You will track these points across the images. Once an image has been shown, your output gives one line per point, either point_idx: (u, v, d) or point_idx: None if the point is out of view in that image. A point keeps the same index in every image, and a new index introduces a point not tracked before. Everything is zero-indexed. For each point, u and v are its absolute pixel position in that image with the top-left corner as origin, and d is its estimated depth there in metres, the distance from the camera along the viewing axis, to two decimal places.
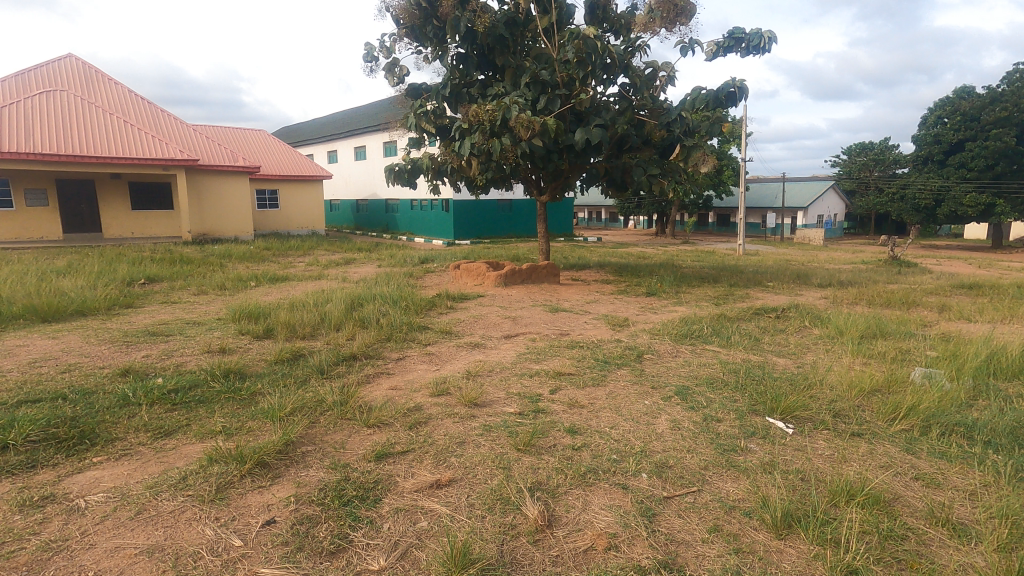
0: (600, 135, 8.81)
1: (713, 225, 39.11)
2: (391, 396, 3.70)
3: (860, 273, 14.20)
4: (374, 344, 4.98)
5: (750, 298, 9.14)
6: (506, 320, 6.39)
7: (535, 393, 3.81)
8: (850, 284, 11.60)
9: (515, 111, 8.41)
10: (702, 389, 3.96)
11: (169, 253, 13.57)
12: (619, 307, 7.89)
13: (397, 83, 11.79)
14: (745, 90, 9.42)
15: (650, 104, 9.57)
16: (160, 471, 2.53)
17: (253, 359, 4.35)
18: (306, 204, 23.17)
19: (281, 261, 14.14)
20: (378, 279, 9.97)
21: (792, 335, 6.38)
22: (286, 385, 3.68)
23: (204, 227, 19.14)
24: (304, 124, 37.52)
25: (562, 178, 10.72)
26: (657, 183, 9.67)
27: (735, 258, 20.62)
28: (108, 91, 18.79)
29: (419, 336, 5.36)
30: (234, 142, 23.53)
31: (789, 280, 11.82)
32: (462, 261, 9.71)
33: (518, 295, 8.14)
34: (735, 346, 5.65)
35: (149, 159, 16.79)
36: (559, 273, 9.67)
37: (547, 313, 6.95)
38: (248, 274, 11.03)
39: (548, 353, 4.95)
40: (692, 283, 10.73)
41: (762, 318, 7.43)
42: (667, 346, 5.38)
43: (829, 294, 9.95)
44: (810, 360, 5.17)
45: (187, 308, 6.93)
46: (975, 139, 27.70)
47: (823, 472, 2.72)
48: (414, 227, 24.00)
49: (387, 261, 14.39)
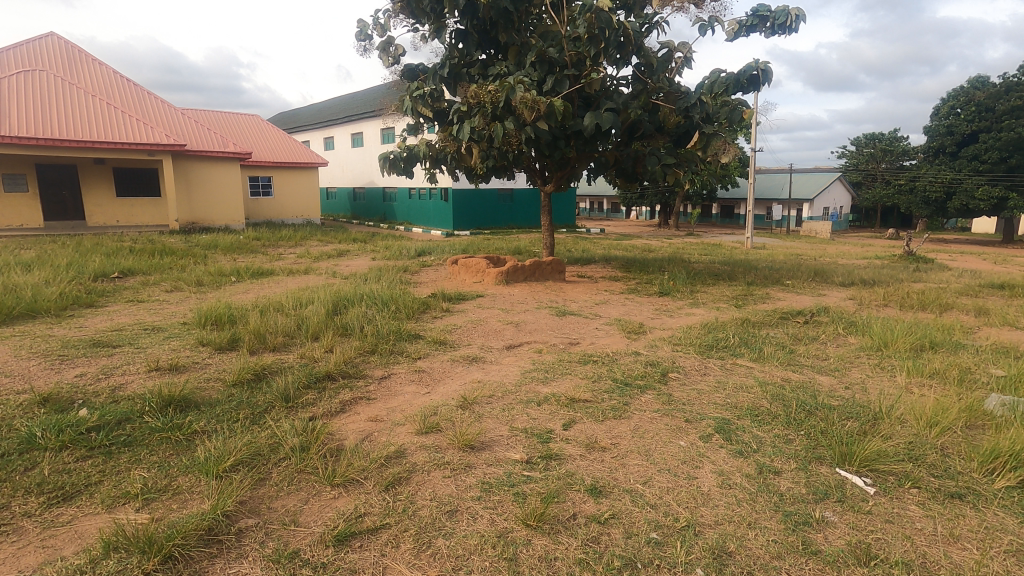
0: (611, 120, 8.08)
1: (717, 217, 38.43)
2: (367, 433, 3.02)
3: (880, 271, 13.45)
4: (356, 358, 4.30)
5: (772, 300, 8.42)
6: (508, 327, 5.67)
7: (545, 429, 3.12)
8: (875, 282, 10.86)
9: (519, 91, 7.65)
10: (746, 422, 3.28)
11: (152, 243, 12.86)
12: (632, 309, 7.17)
13: (393, 63, 11.00)
14: (769, 73, 8.77)
15: (667, 87, 8.75)
16: (35, 565, 1.84)
17: (208, 379, 3.65)
18: (300, 192, 22.39)
19: (270, 253, 13.43)
20: (370, 275, 9.25)
21: (828, 346, 5.69)
22: (238, 420, 2.99)
23: (194, 215, 18.39)
24: (302, 109, 36.67)
25: (568, 167, 9.97)
26: (672, 173, 8.88)
27: (744, 252, 19.85)
28: (92, 72, 17.92)
29: (407, 348, 4.65)
30: (225, 126, 22.69)
31: (809, 278, 11.10)
32: (460, 255, 9.00)
33: (521, 295, 7.43)
34: (770, 360, 4.95)
35: (134, 144, 16.00)
36: (566, 270, 8.96)
37: (554, 318, 6.24)
38: (231, 266, 10.33)
39: (557, 371, 4.25)
40: (707, 281, 10.02)
41: (790, 324, 6.73)
42: (694, 361, 4.67)
43: (857, 295, 9.22)
44: (859, 381, 4.46)
45: (153, 309, 6.24)
46: (989, 130, 26.87)
47: (935, 562, 2.03)
48: (412, 217, 23.25)
49: (382, 253, 13.67)
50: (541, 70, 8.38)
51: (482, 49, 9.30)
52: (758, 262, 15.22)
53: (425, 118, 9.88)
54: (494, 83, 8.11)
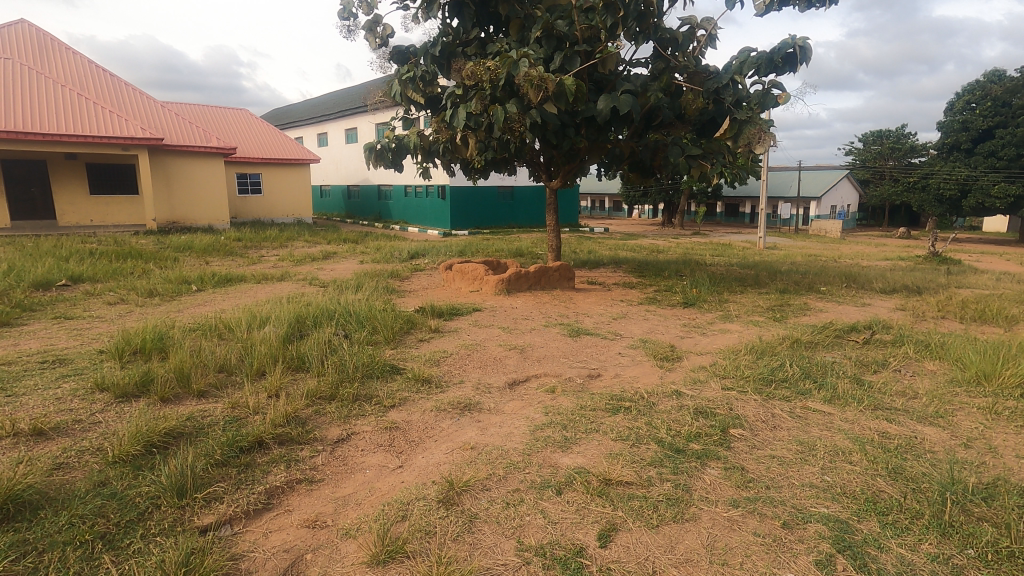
0: (629, 104, 6.99)
1: (722, 215, 37.31)
2: (292, 565, 1.93)
3: (913, 274, 12.37)
4: (308, 408, 3.19)
5: (812, 312, 7.32)
6: (511, 354, 4.54)
7: (574, 547, 2.03)
8: (917, 288, 9.75)
9: (523, 67, 6.56)
10: (875, 528, 2.18)
11: (118, 245, 11.75)
12: (657, 326, 6.05)
13: (380, 45, 9.88)
14: (807, 50, 7.72)
15: (692, 66, 7.61)
16: None
17: (82, 453, 2.53)
18: (291, 189, 21.27)
19: (249, 255, 12.33)
20: (352, 282, 8.17)
21: (906, 378, 4.58)
22: (81, 549, 1.86)
23: (174, 214, 17.27)
24: (295, 106, 35.62)
25: (576, 159, 8.85)
26: (697, 167, 7.68)
27: (756, 253, 18.67)
28: (65, 61, 16.81)
29: (379, 391, 3.52)
30: (210, 120, 21.52)
31: (843, 284, 10.02)
32: (455, 259, 7.86)
33: (525, 308, 6.34)
34: (849, 403, 3.83)
35: (106, 138, 14.87)
36: (575, 276, 7.85)
37: (567, 340, 5.11)
38: (198, 271, 9.19)
39: (579, 425, 3.14)
40: (733, 288, 8.93)
41: (846, 346, 5.60)
42: (756, 408, 3.56)
43: (905, 305, 8.10)
44: (979, 437, 3.35)
45: (79, 328, 5.13)
46: (1005, 126, 25.74)
47: None
48: (408, 215, 22.19)
49: (372, 256, 12.61)
50: (547, 46, 7.24)
51: (480, 26, 8.22)
52: (777, 264, 14.13)
53: (416, 105, 8.76)
54: (494, 60, 7.01)
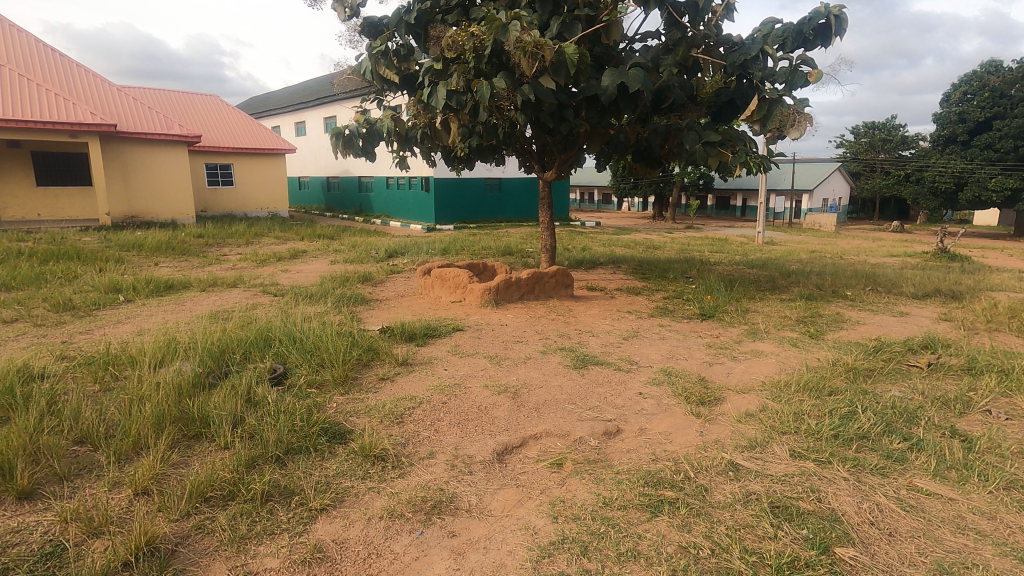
0: (640, 79, 5.89)
1: (713, 208, 36.65)
2: None
3: (932, 275, 11.44)
4: (187, 525, 2.05)
5: (850, 326, 6.30)
6: (502, 401, 3.42)
7: None
8: (950, 292, 8.79)
9: (513, 32, 5.42)
10: None
11: (55, 243, 10.40)
12: (678, 350, 4.96)
13: (350, 16, 8.63)
14: (843, 20, 6.63)
15: (715, 36, 6.43)
16: None
17: None
18: (265, 181, 19.89)
19: (208, 254, 11.07)
20: (315, 288, 7.03)
21: (1013, 431, 3.52)
22: None
23: (133, 208, 15.88)
24: (271, 95, 34.09)
25: (574, 147, 7.71)
26: (717, 154, 6.58)
27: (756, 248, 17.62)
28: (7, 39, 15.22)
29: (309, 479, 2.38)
30: (176, 105, 20.00)
31: (868, 287, 9.05)
32: (435, 264, 6.72)
33: (516, 326, 5.23)
34: (968, 478, 2.77)
35: (51, 123, 13.40)
36: (574, 283, 6.75)
37: (572, 375, 4.00)
38: (136, 276, 7.91)
39: (610, 549, 2.04)
40: (753, 294, 7.91)
41: (911, 375, 4.54)
42: (853, 498, 2.48)
43: (948, 314, 7.12)
44: None
45: None
46: (1004, 117, 24.83)
47: None
48: (390, 209, 20.97)
49: (346, 254, 11.44)
50: (541, 11, 6.07)
51: None
52: (784, 263, 13.14)
53: (390, 83, 7.58)
54: (479, 25, 5.86)
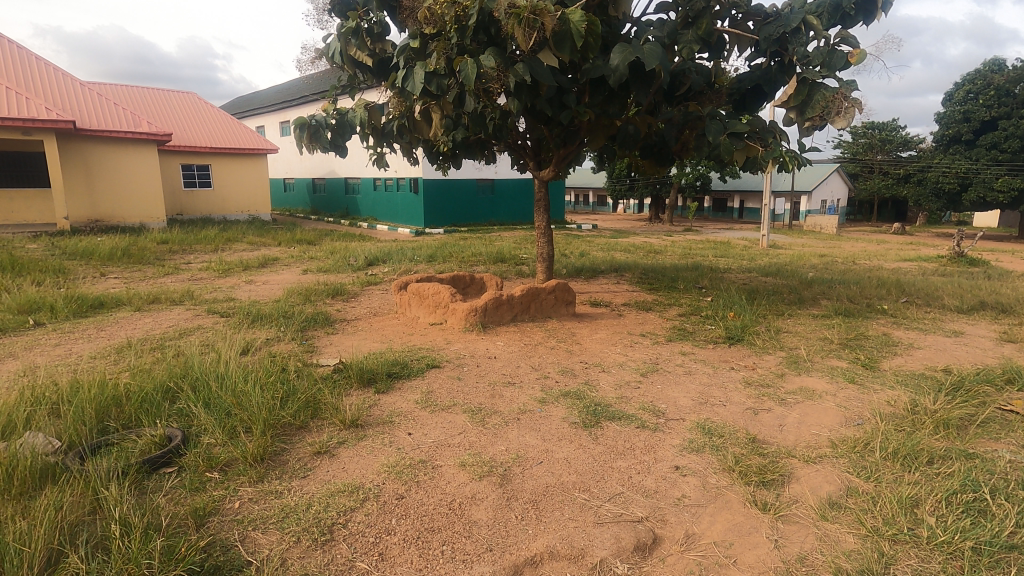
0: (657, 55, 4.88)
1: (711, 210, 35.74)
2: None
3: (963, 283, 10.45)
4: None
5: (904, 350, 5.29)
6: (487, 493, 2.37)
7: None
8: (995, 304, 7.79)
9: None
10: None
11: None
12: (712, 392, 3.91)
13: None
14: None
15: (745, 6, 5.41)
16: None
17: None
18: (243, 182, 18.75)
19: (165, 262, 9.95)
20: (272, 306, 5.96)
21: None
22: None
23: (97, 212, 14.72)
24: (257, 95, 32.96)
25: (576, 141, 6.67)
26: (747, 147, 5.58)
27: (760, 252, 16.64)
28: None
29: None
30: (149, 103, 18.87)
31: (904, 300, 8.03)
32: (412, 277, 5.67)
33: (507, 360, 4.17)
34: None
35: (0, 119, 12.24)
36: (577, 299, 5.70)
37: (582, 440, 2.93)
38: (66, 291, 6.78)
39: None
40: (780, 309, 6.88)
41: (1015, 427, 3.51)
42: None
43: (1009, 333, 6.11)
44: None
45: None
46: (1010, 116, 23.97)
47: None
48: (376, 211, 19.91)
49: (322, 261, 10.36)
50: None
51: None
52: (798, 269, 12.13)
53: (363, 67, 6.53)
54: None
